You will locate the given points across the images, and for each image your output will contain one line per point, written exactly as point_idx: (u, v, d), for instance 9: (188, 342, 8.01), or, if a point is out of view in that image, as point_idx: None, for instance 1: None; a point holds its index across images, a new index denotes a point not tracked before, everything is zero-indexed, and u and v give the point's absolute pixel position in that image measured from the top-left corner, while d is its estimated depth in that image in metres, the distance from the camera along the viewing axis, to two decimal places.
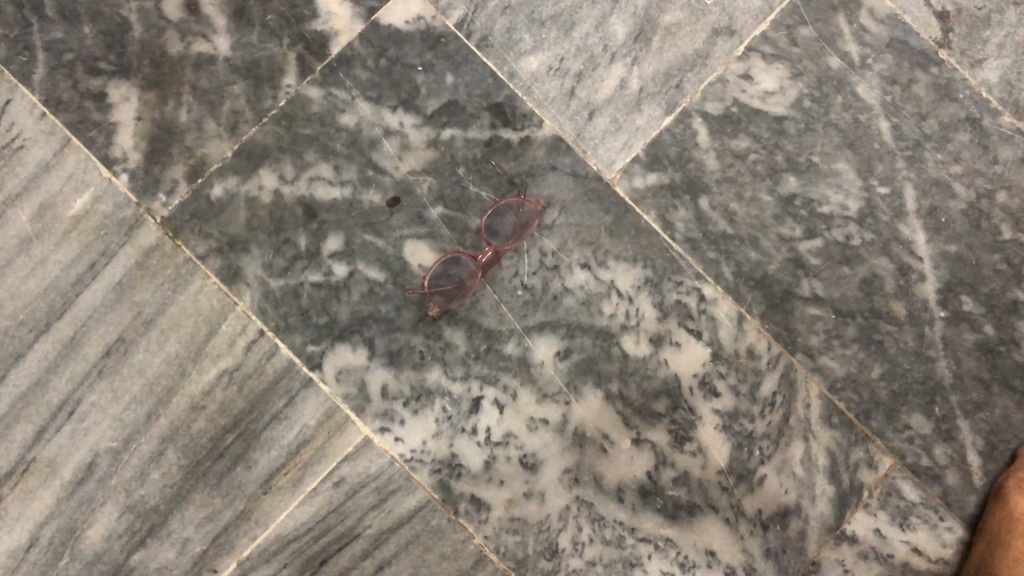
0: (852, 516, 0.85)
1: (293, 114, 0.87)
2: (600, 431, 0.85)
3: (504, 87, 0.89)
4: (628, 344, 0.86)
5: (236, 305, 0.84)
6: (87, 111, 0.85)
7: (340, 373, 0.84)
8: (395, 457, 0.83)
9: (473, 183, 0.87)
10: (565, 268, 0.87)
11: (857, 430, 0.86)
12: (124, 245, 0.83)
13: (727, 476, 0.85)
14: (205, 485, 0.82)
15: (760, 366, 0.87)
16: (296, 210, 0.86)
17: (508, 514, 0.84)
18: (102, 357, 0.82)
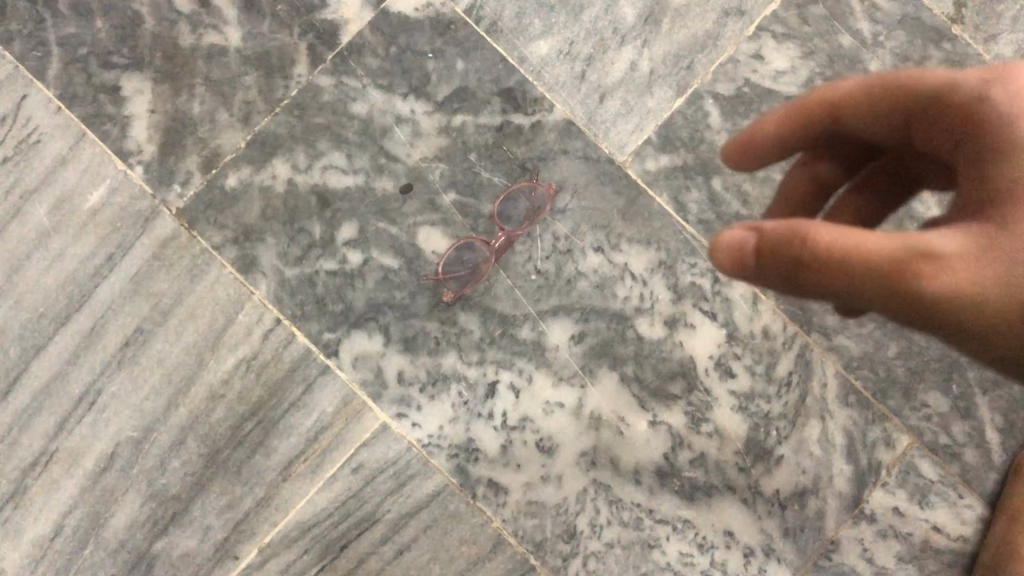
0: (870, 495, 0.85)
1: (305, 103, 0.88)
2: (616, 414, 0.85)
3: (514, 72, 0.89)
4: (643, 327, 0.86)
5: (252, 294, 0.84)
6: (102, 105, 0.86)
7: (356, 360, 0.84)
8: (412, 442, 0.84)
9: (484, 169, 0.87)
10: (579, 251, 0.87)
11: (874, 408, 0.86)
12: (141, 236, 0.84)
13: (744, 457, 0.85)
14: (225, 473, 0.82)
15: (775, 347, 0.86)
16: (310, 198, 0.86)
17: (526, 497, 0.84)
18: (122, 347, 0.83)
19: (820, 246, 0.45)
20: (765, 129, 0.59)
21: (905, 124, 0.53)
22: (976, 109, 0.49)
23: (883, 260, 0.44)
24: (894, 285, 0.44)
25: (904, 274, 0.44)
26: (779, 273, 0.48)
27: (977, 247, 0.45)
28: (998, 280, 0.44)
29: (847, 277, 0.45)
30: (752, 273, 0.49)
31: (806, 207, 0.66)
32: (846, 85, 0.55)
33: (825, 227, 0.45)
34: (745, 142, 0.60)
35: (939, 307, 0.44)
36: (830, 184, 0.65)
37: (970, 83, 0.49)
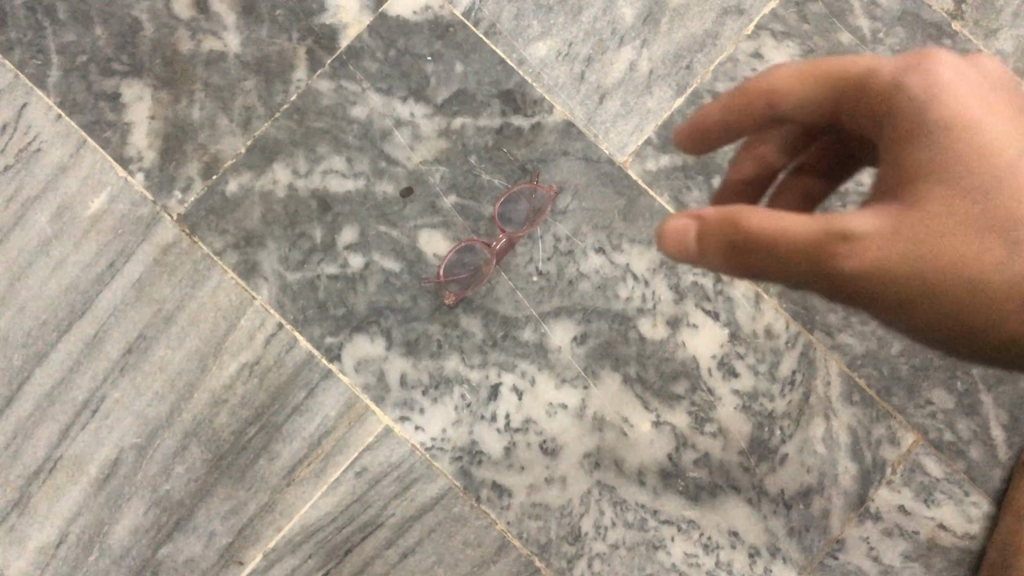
0: (876, 493, 0.85)
1: (305, 108, 0.88)
2: (620, 414, 0.85)
3: (514, 74, 0.89)
4: (645, 327, 0.86)
5: (254, 299, 0.84)
6: (102, 112, 0.86)
7: (359, 363, 0.84)
8: (416, 445, 0.84)
9: (485, 171, 0.87)
10: (580, 252, 0.87)
11: (878, 406, 0.86)
12: (142, 243, 0.84)
13: (749, 456, 0.85)
14: (229, 478, 0.82)
15: (778, 346, 0.86)
16: (311, 203, 0.86)
17: (531, 499, 0.84)
18: (124, 354, 0.83)
19: (751, 230, 0.49)
20: (712, 114, 0.59)
21: (835, 109, 0.54)
22: (893, 97, 0.51)
23: (804, 241, 0.48)
24: (814, 260, 0.49)
25: (823, 251, 0.48)
26: (721, 254, 0.51)
27: (888, 223, 0.49)
28: (904, 253, 0.49)
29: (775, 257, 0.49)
30: (696, 257, 0.53)
31: (751, 189, 0.65)
32: (785, 71, 0.55)
33: (758, 212, 0.49)
34: (698, 129, 0.60)
35: (854, 279, 0.49)
36: (770, 164, 0.64)
37: (891, 70, 0.51)
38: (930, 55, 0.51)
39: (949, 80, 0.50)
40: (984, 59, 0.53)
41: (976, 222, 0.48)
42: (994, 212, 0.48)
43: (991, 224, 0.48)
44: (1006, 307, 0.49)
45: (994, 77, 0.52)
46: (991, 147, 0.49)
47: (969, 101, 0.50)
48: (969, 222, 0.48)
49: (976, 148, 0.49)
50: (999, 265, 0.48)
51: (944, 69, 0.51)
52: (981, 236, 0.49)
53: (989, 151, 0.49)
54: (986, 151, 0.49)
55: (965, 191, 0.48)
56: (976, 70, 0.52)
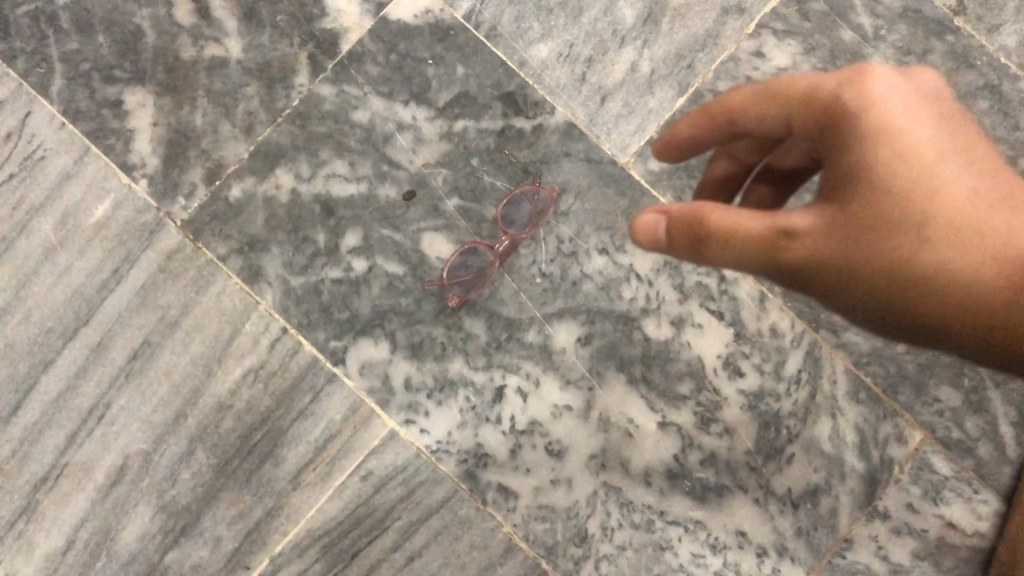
0: (884, 492, 0.84)
1: (307, 113, 0.88)
2: (625, 416, 0.85)
3: (515, 75, 0.89)
4: (650, 328, 0.86)
5: (258, 304, 0.85)
6: (105, 119, 0.87)
7: (363, 367, 0.84)
8: (421, 449, 0.84)
9: (487, 173, 0.88)
10: (583, 253, 0.87)
11: (885, 405, 0.85)
12: (146, 249, 0.84)
13: (755, 456, 0.85)
14: (235, 483, 0.82)
15: (784, 345, 0.86)
16: (314, 208, 0.86)
17: (537, 501, 0.84)
18: (130, 360, 0.83)
19: (711, 227, 0.54)
20: (681, 131, 0.62)
21: (788, 123, 0.58)
22: (832, 112, 0.54)
23: (753, 237, 0.53)
24: (761, 256, 0.54)
25: (769, 247, 0.53)
26: (687, 250, 0.56)
27: (824, 221, 0.54)
28: (835, 248, 0.54)
29: (729, 252, 0.54)
30: (666, 251, 0.58)
31: (733, 185, 0.70)
32: (742, 94, 0.59)
33: (717, 210, 0.54)
34: (668, 143, 0.63)
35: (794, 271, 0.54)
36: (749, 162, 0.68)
37: (832, 86, 0.54)
38: (870, 69, 0.54)
39: (885, 92, 0.54)
40: (920, 71, 0.56)
41: (897, 219, 0.53)
42: (913, 211, 0.53)
43: (909, 221, 0.53)
44: (914, 294, 0.55)
45: (927, 86, 0.56)
46: (915, 151, 0.53)
47: (902, 109, 0.54)
48: (891, 220, 0.53)
49: (904, 153, 0.53)
50: (911, 258, 0.54)
51: (882, 83, 0.54)
52: (900, 232, 0.53)
53: (913, 155, 0.53)
54: (911, 156, 0.53)
55: (889, 192, 0.53)
56: (911, 81, 0.55)
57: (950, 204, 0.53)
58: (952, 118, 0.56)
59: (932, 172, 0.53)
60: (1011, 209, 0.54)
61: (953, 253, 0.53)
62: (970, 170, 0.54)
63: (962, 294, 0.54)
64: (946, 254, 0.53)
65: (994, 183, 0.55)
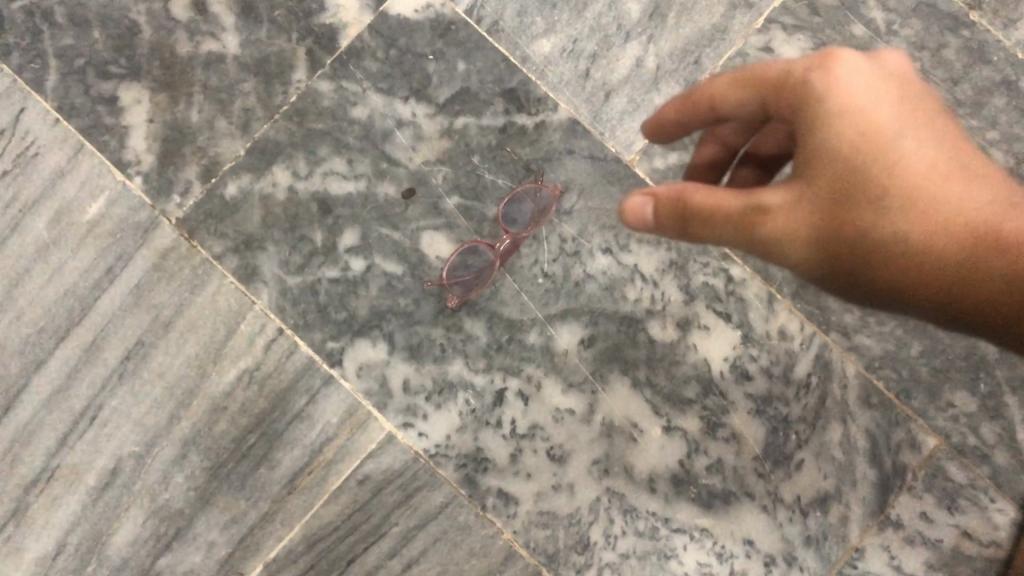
0: (896, 500, 0.82)
1: (305, 109, 0.86)
2: (629, 420, 0.83)
3: (517, 71, 0.87)
4: (655, 330, 0.84)
5: (254, 304, 0.83)
6: (100, 115, 0.85)
7: (361, 369, 0.82)
8: (419, 453, 0.81)
9: (488, 171, 0.86)
10: (587, 253, 0.85)
11: (897, 410, 0.83)
12: (140, 248, 0.83)
13: (763, 462, 0.82)
14: (229, 487, 0.80)
15: (792, 347, 0.84)
16: (311, 206, 0.85)
17: (538, 508, 0.81)
18: (123, 360, 0.81)
19: (691, 205, 0.56)
20: (665, 115, 0.63)
21: (764, 110, 0.58)
22: (801, 95, 0.55)
23: (730, 214, 0.55)
24: (737, 233, 0.55)
25: (744, 224, 0.55)
26: (671, 228, 0.58)
27: (792, 197, 0.54)
28: (800, 224, 0.54)
29: (710, 230, 0.56)
30: (654, 229, 0.60)
31: (717, 169, 0.70)
32: (722, 80, 0.58)
33: (699, 190, 0.56)
34: (654, 126, 0.64)
35: (767, 247, 0.55)
36: (734, 144, 0.68)
37: (801, 71, 0.55)
38: (838, 53, 0.55)
39: (849, 75, 0.54)
40: (887, 54, 0.57)
41: (858, 191, 0.53)
42: (873, 185, 0.53)
43: (869, 192, 0.53)
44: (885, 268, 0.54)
45: (895, 69, 0.56)
46: (875, 126, 0.54)
47: (865, 89, 0.54)
48: (851, 192, 0.53)
49: (864, 131, 0.53)
50: (871, 228, 0.54)
51: (847, 65, 0.54)
52: (860, 206, 0.53)
53: (874, 132, 0.54)
54: (871, 131, 0.54)
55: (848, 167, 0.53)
56: (879, 63, 0.56)
57: (912, 178, 0.53)
58: (919, 98, 0.56)
59: (893, 146, 0.54)
60: (976, 181, 0.54)
61: (913, 222, 0.53)
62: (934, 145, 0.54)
63: (922, 263, 0.53)
64: (906, 224, 0.53)
65: (960, 158, 0.54)
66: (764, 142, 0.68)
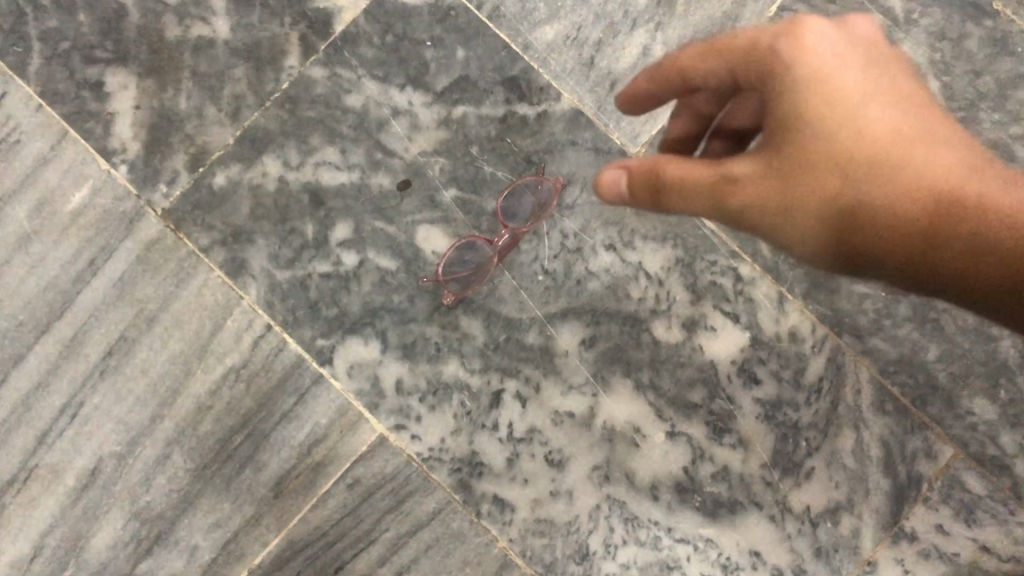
0: (911, 512, 0.78)
1: (297, 97, 0.83)
2: (632, 425, 0.79)
3: (519, 59, 0.84)
4: (660, 330, 0.80)
5: (242, 299, 0.80)
6: (84, 101, 0.82)
7: (352, 368, 0.79)
8: (411, 456, 0.78)
9: (487, 163, 0.82)
10: (589, 249, 0.81)
11: (913, 417, 0.79)
12: (124, 239, 0.80)
13: (771, 470, 0.79)
14: (213, 489, 0.77)
15: (803, 350, 0.80)
16: (302, 197, 0.81)
17: (535, 515, 0.78)
18: (105, 356, 0.78)
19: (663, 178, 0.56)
20: (638, 87, 0.60)
21: (734, 79, 0.56)
22: (769, 64, 0.54)
23: (702, 183, 0.56)
24: (707, 202, 0.56)
25: (715, 196, 0.56)
26: (645, 200, 0.59)
27: (761, 167, 0.55)
28: (768, 194, 0.55)
29: (681, 201, 0.57)
30: (628, 201, 0.60)
31: (691, 141, 0.67)
32: (692, 51, 0.57)
33: (671, 162, 0.56)
34: (626, 100, 0.61)
35: (740, 215, 0.56)
36: (706, 113, 0.64)
37: (769, 38, 0.54)
38: (807, 20, 0.53)
39: (818, 42, 0.53)
40: (855, 18, 0.55)
41: (824, 159, 0.54)
42: (837, 152, 0.54)
43: (835, 159, 0.54)
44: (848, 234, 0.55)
45: (862, 32, 0.55)
46: (841, 92, 0.54)
47: (833, 58, 0.54)
48: (818, 160, 0.54)
49: (830, 99, 0.53)
50: (838, 195, 0.54)
51: (815, 31, 0.53)
52: (825, 174, 0.54)
53: (839, 100, 0.53)
54: (836, 99, 0.53)
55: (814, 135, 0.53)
56: (849, 27, 0.55)
57: (875, 146, 0.54)
58: (886, 62, 0.55)
59: (858, 113, 0.54)
60: (940, 146, 0.54)
61: (880, 190, 0.53)
62: (899, 110, 0.54)
63: (889, 230, 0.54)
64: (872, 192, 0.54)
65: (924, 123, 0.54)
66: (738, 113, 0.63)
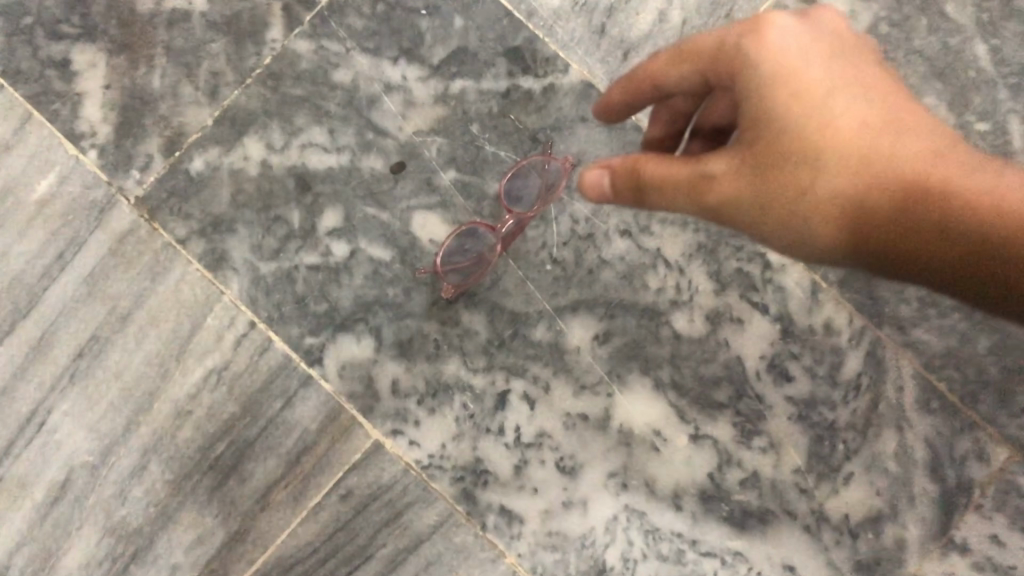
0: (961, 520, 0.71)
1: (280, 72, 0.76)
2: (651, 427, 0.72)
3: (522, 28, 0.76)
4: (681, 323, 0.73)
5: (223, 295, 0.73)
6: (49, 81, 0.75)
7: (344, 369, 0.72)
8: (409, 464, 0.71)
9: (489, 142, 0.75)
10: (602, 235, 0.74)
11: (962, 416, 0.72)
12: (94, 230, 0.73)
13: (806, 476, 0.71)
14: (194, 503, 0.71)
15: (839, 344, 0.73)
16: (288, 182, 0.75)
17: (545, 527, 0.71)
18: (75, 359, 0.71)
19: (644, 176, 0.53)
20: (611, 97, 0.58)
21: (705, 81, 0.55)
22: (736, 65, 0.52)
23: (681, 181, 0.53)
24: (689, 200, 0.53)
25: (695, 193, 0.52)
26: (628, 201, 0.56)
27: (740, 162, 0.52)
28: (749, 188, 0.52)
29: (663, 199, 0.53)
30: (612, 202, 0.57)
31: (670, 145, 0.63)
32: (662, 56, 0.55)
33: (651, 160, 0.53)
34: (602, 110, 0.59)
35: (721, 215, 0.53)
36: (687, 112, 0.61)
37: (735, 37, 0.52)
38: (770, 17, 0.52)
39: (782, 37, 0.52)
40: (818, 13, 0.54)
41: (798, 152, 0.51)
42: (812, 144, 0.51)
43: (808, 154, 0.51)
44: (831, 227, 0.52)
45: (825, 26, 0.54)
46: (809, 86, 0.52)
47: (800, 52, 0.52)
48: (789, 157, 0.51)
49: (800, 93, 0.51)
50: (813, 190, 0.52)
51: (779, 28, 0.52)
52: (800, 168, 0.51)
53: (808, 93, 0.51)
54: (806, 94, 0.51)
55: (788, 129, 0.51)
56: (812, 22, 0.54)
57: (847, 138, 0.51)
58: (851, 56, 0.54)
59: (827, 106, 0.51)
60: (910, 136, 0.52)
61: (853, 181, 0.51)
62: (867, 100, 0.52)
63: (860, 223, 0.52)
64: (848, 184, 0.51)
65: (895, 114, 0.52)
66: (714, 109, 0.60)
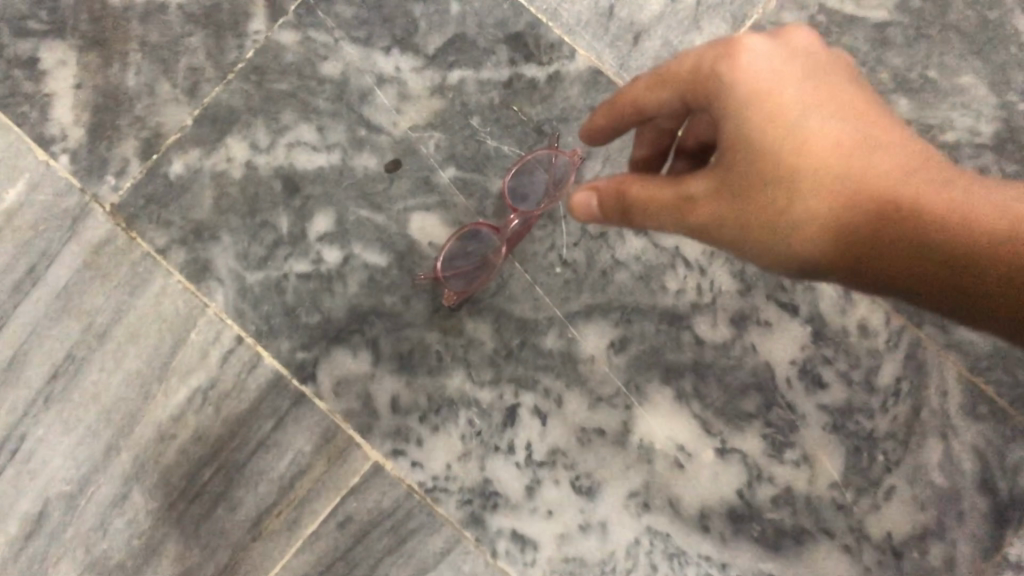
0: (1014, 536, 0.65)
1: (265, 67, 0.70)
2: (674, 442, 0.66)
3: (524, 12, 0.71)
4: (703, 328, 0.67)
5: (207, 308, 0.67)
6: (17, 81, 0.69)
7: (340, 385, 0.67)
8: (412, 487, 0.66)
9: (491, 136, 0.69)
10: (615, 234, 0.68)
11: (1012, 423, 0.66)
12: (68, 241, 0.67)
13: (844, 491, 0.66)
14: (181, 534, 0.65)
15: (876, 346, 0.67)
16: (275, 185, 0.69)
17: (562, 553, 0.65)
18: (49, 381, 0.66)
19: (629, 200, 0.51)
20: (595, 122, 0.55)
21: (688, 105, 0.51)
22: (712, 87, 0.48)
23: (665, 205, 0.50)
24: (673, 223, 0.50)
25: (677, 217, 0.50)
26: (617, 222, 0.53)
27: (720, 185, 0.48)
28: (729, 212, 0.48)
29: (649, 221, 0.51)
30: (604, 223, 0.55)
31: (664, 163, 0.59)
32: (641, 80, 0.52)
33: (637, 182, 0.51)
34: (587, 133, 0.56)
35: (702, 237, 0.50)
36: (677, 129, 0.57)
37: (709, 60, 0.48)
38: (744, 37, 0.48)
39: (757, 57, 0.48)
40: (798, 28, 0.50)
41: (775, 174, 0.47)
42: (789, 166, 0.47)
43: (784, 176, 0.47)
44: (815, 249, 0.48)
45: (806, 42, 0.50)
46: (787, 107, 0.47)
47: (776, 72, 0.48)
48: (767, 179, 0.47)
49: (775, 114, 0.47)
50: (791, 212, 0.47)
51: (753, 47, 0.48)
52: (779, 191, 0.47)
53: (784, 114, 0.47)
54: (783, 114, 0.47)
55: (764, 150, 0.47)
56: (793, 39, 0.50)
57: (827, 157, 0.47)
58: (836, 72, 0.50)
59: (804, 126, 0.47)
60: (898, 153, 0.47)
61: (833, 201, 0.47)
62: (851, 117, 0.48)
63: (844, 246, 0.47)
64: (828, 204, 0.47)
65: (881, 132, 0.48)
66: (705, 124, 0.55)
